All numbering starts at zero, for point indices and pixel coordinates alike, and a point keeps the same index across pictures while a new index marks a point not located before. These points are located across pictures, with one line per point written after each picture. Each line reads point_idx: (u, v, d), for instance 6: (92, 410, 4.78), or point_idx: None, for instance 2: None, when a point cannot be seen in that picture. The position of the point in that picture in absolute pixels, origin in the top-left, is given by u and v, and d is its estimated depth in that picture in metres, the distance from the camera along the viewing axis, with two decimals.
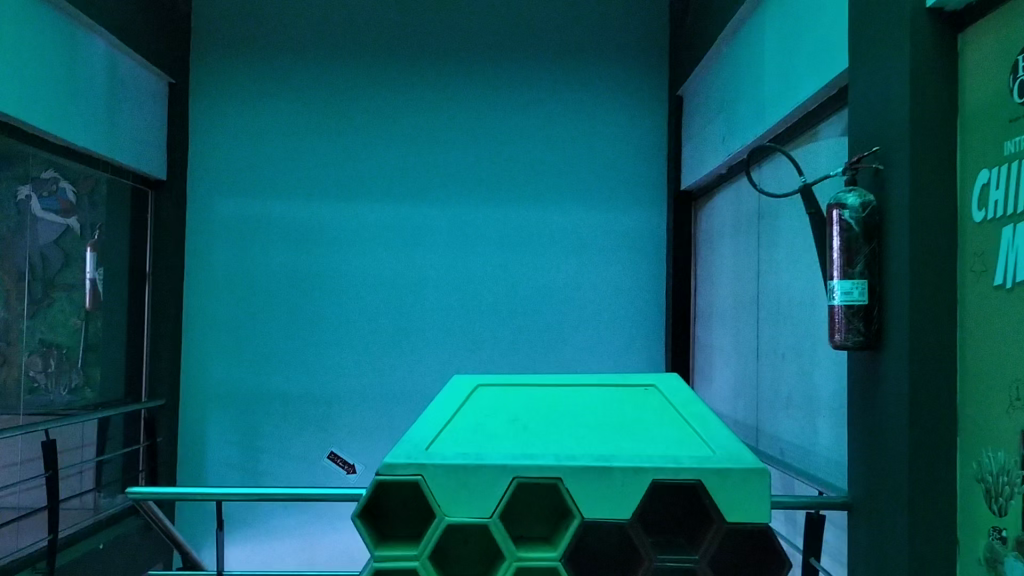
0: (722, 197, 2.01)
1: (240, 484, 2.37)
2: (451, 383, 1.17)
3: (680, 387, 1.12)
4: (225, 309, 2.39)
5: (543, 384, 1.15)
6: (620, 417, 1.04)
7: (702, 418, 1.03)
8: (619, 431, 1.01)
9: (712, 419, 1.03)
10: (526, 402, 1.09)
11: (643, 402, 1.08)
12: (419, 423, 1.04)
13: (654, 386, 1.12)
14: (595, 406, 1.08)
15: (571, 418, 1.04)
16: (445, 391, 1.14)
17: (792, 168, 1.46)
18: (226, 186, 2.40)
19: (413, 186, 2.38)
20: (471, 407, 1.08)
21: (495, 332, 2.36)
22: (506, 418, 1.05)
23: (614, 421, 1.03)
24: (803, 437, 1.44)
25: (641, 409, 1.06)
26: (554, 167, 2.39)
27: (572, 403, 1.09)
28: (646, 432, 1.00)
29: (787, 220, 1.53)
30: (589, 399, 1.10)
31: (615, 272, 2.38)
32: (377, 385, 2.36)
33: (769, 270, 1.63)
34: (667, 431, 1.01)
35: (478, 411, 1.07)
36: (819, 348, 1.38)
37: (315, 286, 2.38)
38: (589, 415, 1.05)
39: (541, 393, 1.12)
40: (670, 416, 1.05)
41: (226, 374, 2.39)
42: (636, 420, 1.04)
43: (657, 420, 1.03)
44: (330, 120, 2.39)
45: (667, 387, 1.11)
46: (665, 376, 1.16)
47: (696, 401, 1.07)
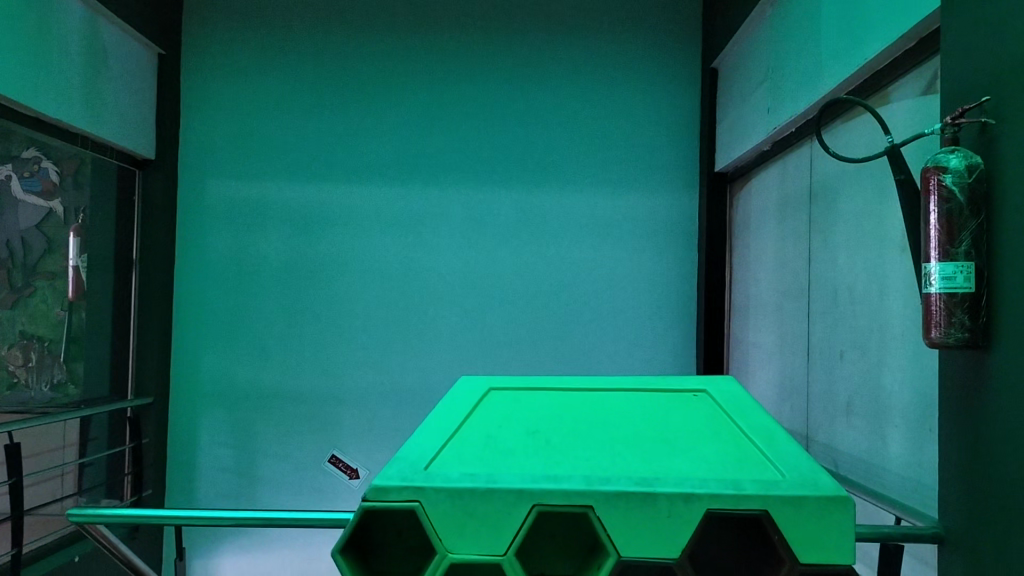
0: (764, 177, 1.81)
1: (234, 490, 2.19)
2: (458, 385, 0.98)
3: (735, 391, 0.93)
4: (220, 300, 2.21)
5: (569, 387, 0.96)
6: (663, 428, 0.85)
7: (764, 432, 0.84)
8: (664, 448, 0.82)
9: (777, 432, 0.84)
10: (549, 409, 0.90)
11: (692, 410, 0.89)
12: (419, 433, 0.85)
13: (703, 391, 0.93)
14: (634, 415, 0.89)
15: (603, 431, 0.85)
16: (450, 395, 0.95)
17: (859, 136, 1.27)
18: (222, 169, 2.22)
19: (423, 167, 2.19)
20: (482, 415, 0.89)
21: (510, 325, 2.17)
22: (524, 428, 0.86)
23: (657, 435, 0.84)
24: (868, 449, 1.24)
25: (691, 419, 0.87)
26: (576, 146, 2.19)
27: (605, 411, 0.90)
28: (698, 449, 0.81)
29: (850, 200, 1.33)
30: (625, 406, 0.91)
31: (643, 262, 2.18)
32: (383, 383, 2.17)
33: (824, 257, 1.43)
34: (723, 447, 0.82)
35: (490, 419, 0.88)
36: (889, 345, 1.18)
37: (317, 275, 2.20)
38: (626, 426, 0.86)
39: (568, 399, 0.93)
40: (726, 428, 0.85)
41: (221, 371, 2.21)
42: (685, 433, 0.84)
43: (710, 433, 0.84)
44: (334, 95, 2.20)
45: (720, 392, 0.92)
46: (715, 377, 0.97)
47: (756, 408, 0.88)
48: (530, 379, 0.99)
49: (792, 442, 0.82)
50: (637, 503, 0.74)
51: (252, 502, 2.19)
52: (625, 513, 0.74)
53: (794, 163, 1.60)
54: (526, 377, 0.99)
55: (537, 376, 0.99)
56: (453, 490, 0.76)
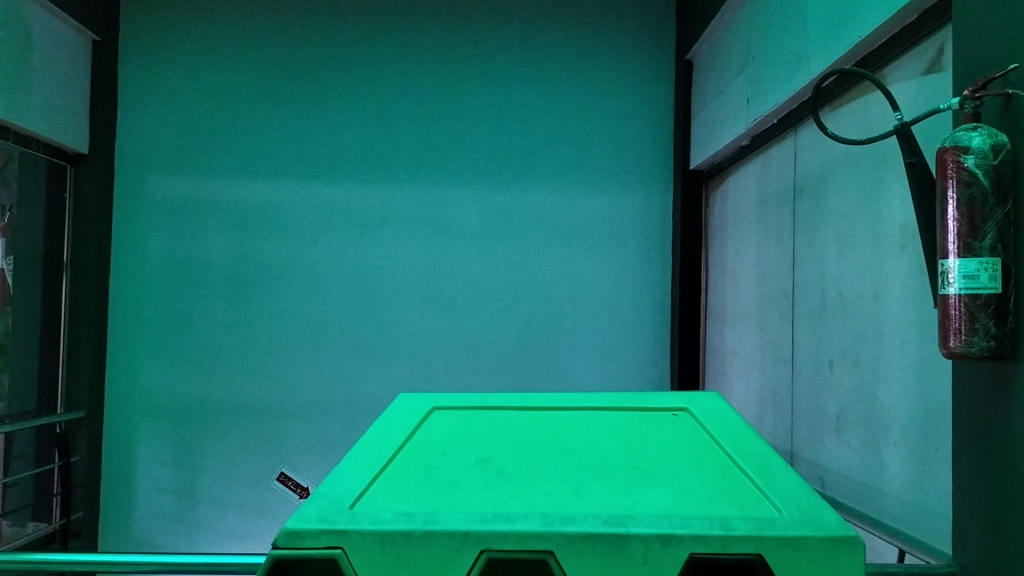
0: (743, 174, 1.69)
1: (174, 511, 2.03)
2: (397, 404, 0.85)
3: (720, 410, 0.80)
4: (160, 306, 2.05)
5: (528, 407, 0.83)
6: (637, 454, 0.73)
7: (756, 458, 0.72)
8: (638, 479, 0.69)
9: (770, 459, 0.71)
10: (503, 432, 0.77)
11: (670, 432, 0.76)
12: (347, 462, 0.72)
13: (684, 410, 0.80)
14: (603, 439, 0.76)
15: (566, 459, 0.72)
16: (387, 418, 0.81)
17: (853, 121, 1.15)
18: (163, 165, 2.07)
19: (380, 163, 2.05)
20: (423, 441, 0.76)
21: (473, 332, 2.03)
22: (473, 456, 0.73)
23: (630, 462, 0.71)
24: (863, 470, 1.12)
25: (670, 443, 0.74)
26: (542, 143, 2.06)
27: (569, 435, 0.76)
28: (679, 480, 0.69)
29: (840, 196, 1.21)
30: (593, 429, 0.78)
31: (613, 264, 2.06)
32: (336, 395, 2.03)
33: (811, 258, 1.31)
34: (707, 477, 0.69)
35: (433, 446, 0.75)
36: (886, 354, 1.06)
37: (265, 280, 2.04)
38: (594, 452, 0.73)
39: (525, 420, 0.80)
40: (712, 453, 0.73)
41: (160, 382, 2.05)
42: (663, 460, 0.72)
43: (693, 460, 0.71)
44: (285, 86, 2.05)
45: (703, 411, 0.80)
46: (697, 394, 0.84)
47: (746, 429, 0.76)
48: (482, 398, 0.86)
49: (790, 470, 0.70)
50: (607, 548, 0.61)
51: (194, 523, 2.03)
52: (592, 560, 0.61)
53: (777, 158, 1.49)
54: (476, 397, 0.86)
55: (491, 396, 0.86)
56: (384, 533, 0.62)
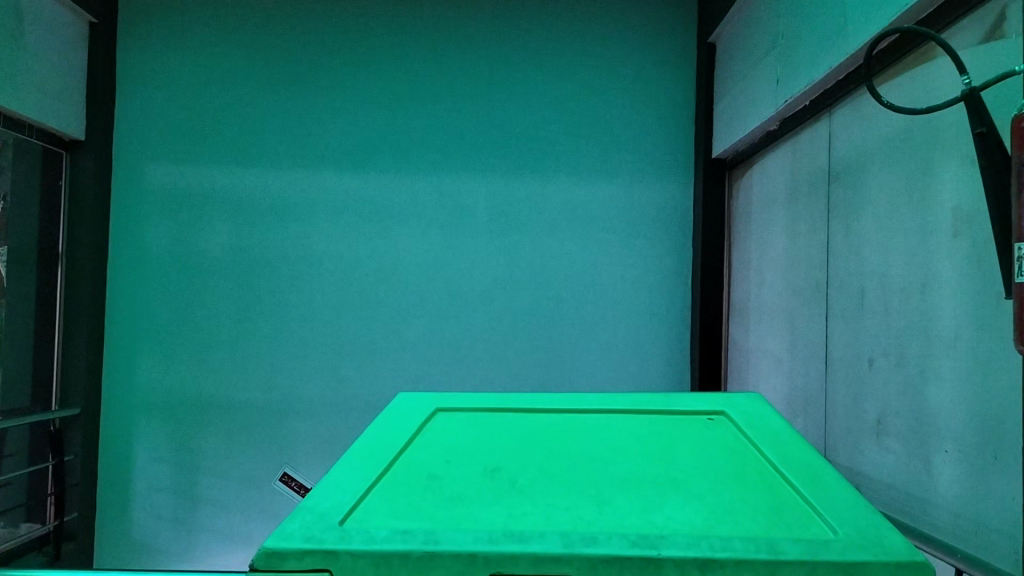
0: (770, 160, 1.60)
1: (173, 513, 1.96)
2: (398, 403, 0.76)
3: (762, 414, 0.71)
4: (159, 300, 1.98)
5: (545, 408, 0.74)
6: (669, 465, 0.64)
7: (804, 469, 0.63)
8: (670, 493, 0.60)
9: (820, 471, 0.63)
10: (516, 437, 0.68)
11: (705, 440, 0.68)
12: (340, 471, 0.63)
13: (721, 414, 0.72)
14: (629, 446, 0.67)
15: (588, 469, 0.63)
16: (384, 419, 0.72)
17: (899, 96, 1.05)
18: (162, 152, 1.99)
19: (388, 151, 1.97)
20: (425, 448, 0.67)
21: (485, 327, 1.94)
22: (481, 464, 0.64)
23: (660, 474, 0.63)
24: (908, 478, 1.03)
25: (706, 451, 0.66)
26: (557, 130, 1.97)
27: (590, 440, 0.68)
28: (717, 495, 0.60)
29: (881, 181, 1.12)
30: (617, 434, 0.69)
31: (631, 257, 1.97)
32: (341, 392, 1.94)
33: (847, 249, 1.22)
34: (749, 492, 0.61)
35: (436, 453, 0.66)
36: (936, 352, 0.97)
37: (268, 272, 1.96)
38: (620, 461, 0.64)
39: (540, 423, 0.71)
40: (754, 464, 0.64)
41: (159, 379, 1.97)
42: (699, 471, 0.63)
43: (732, 472, 0.63)
44: (289, 71, 1.97)
45: (742, 415, 0.71)
46: (734, 395, 0.76)
47: (791, 436, 0.67)
48: (492, 397, 0.77)
49: (843, 484, 0.61)
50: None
51: (193, 525, 1.95)
52: None
53: (809, 143, 1.39)
54: (485, 396, 0.77)
55: (502, 395, 0.77)
56: (377, 555, 0.53)
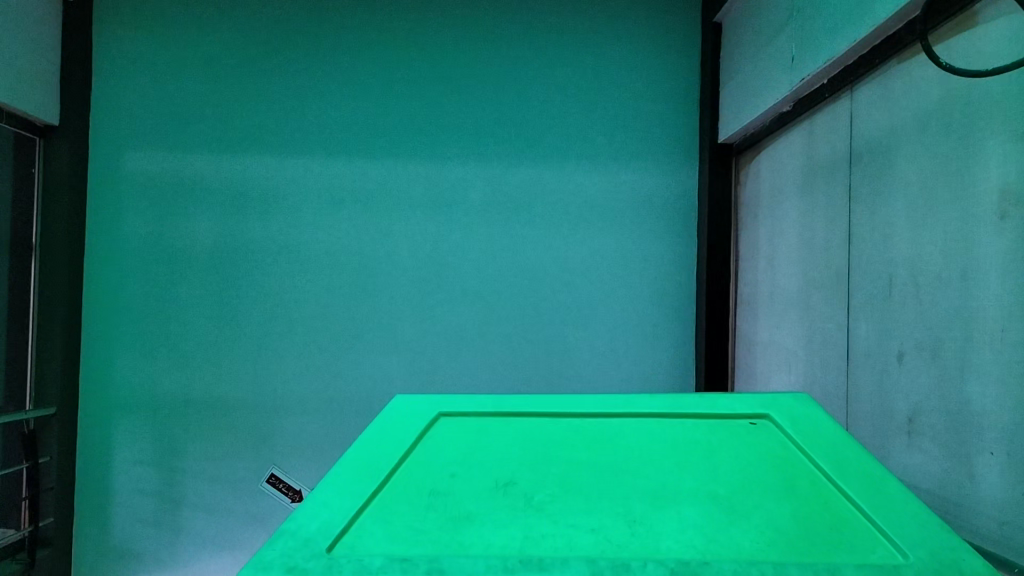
0: (782, 143, 1.52)
1: (155, 517, 1.87)
2: (395, 406, 0.68)
3: (808, 418, 0.64)
4: (139, 293, 1.88)
5: (562, 414, 0.66)
6: (708, 478, 0.56)
7: (864, 483, 0.55)
8: (711, 511, 0.52)
9: (879, 483, 0.55)
10: (531, 446, 0.60)
11: (747, 451, 0.60)
12: (329, 485, 0.55)
13: (763, 420, 0.64)
14: (661, 457, 0.59)
15: (614, 482, 0.55)
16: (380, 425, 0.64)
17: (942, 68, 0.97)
18: (141, 139, 1.89)
19: (379, 137, 1.88)
20: (427, 459, 0.59)
21: (481, 321, 1.86)
22: (491, 477, 0.56)
23: (699, 489, 0.55)
24: (946, 482, 0.95)
25: (747, 463, 0.58)
26: (556, 114, 1.89)
27: (615, 450, 0.60)
28: (764, 513, 0.52)
29: (913, 162, 1.04)
30: (646, 444, 0.61)
31: (633, 248, 1.88)
32: (331, 389, 1.86)
33: (874, 236, 1.14)
34: (801, 509, 0.53)
35: (440, 466, 0.58)
36: (979, 347, 0.89)
37: (254, 264, 1.87)
38: (652, 475, 0.56)
39: (558, 431, 0.63)
40: (803, 476, 0.56)
41: (139, 376, 1.87)
42: (742, 485, 0.55)
43: (780, 486, 0.55)
44: (275, 53, 1.88)
45: (786, 422, 0.63)
46: (775, 396, 0.68)
47: (845, 445, 0.59)
48: (502, 401, 0.69)
49: (907, 498, 0.53)
50: None
51: (176, 530, 1.86)
52: None
53: (827, 125, 1.31)
54: (494, 399, 0.69)
55: (513, 397, 0.69)
56: None
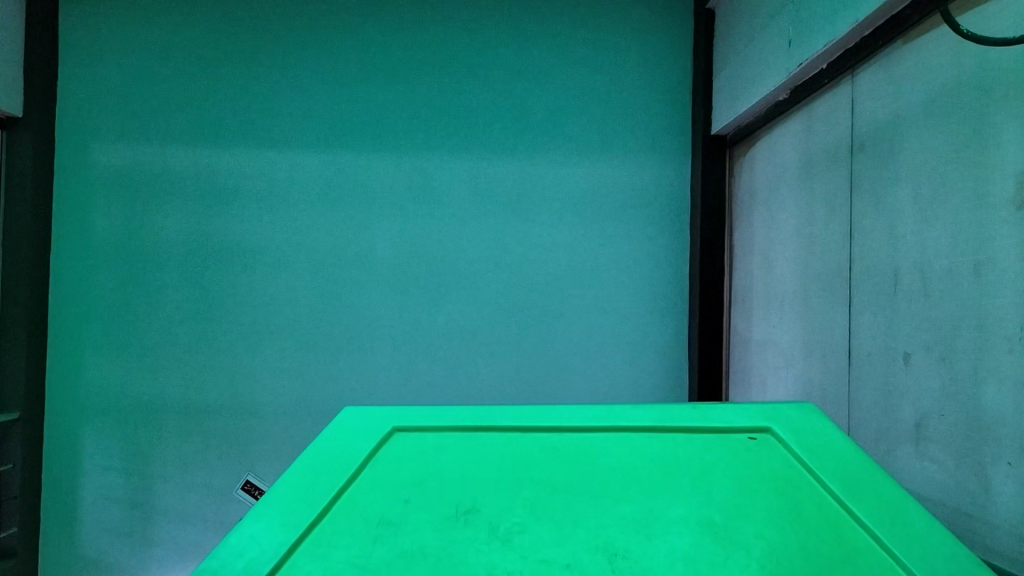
0: (779, 133, 1.45)
1: (125, 526, 1.79)
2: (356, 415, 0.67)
3: (801, 431, 0.63)
4: (108, 292, 1.80)
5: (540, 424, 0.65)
6: (694, 505, 0.56)
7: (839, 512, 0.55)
8: (674, 540, 0.52)
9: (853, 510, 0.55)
10: (503, 466, 0.60)
11: (722, 472, 0.59)
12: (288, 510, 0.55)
13: (752, 438, 0.63)
14: (645, 479, 0.58)
15: (580, 508, 0.55)
16: (325, 443, 0.62)
17: (961, 42, 0.90)
18: (110, 130, 1.81)
19: (359, 128, 1.80)
20: (394, 480, 0.58)
21: (467, 320, 1.78)
22: (458, 503, 0.55)
23: (684, 517, 0.54)
24: (960, 493, 0.88)
25: (722, 487, 0.58)
26: (543, 105, 1.81)
27: (586, 472, 0.59)
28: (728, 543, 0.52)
29: (922, 149, 0.98)
30: (620, 463, 0.61)
31: (624, 244, 1.81)
32: (309, 391, 1.78)
33: (878, 228, 1.07)
34: (790, 540, 0.53)
35: (396, 489, 0.58)
36: (996, 348, 0.82)
37: (228, 262, 1.79)
38: (629, 499, 0.56)
39: (532, 448, 0.63)
40: (774, 501, 0.56)
41: (109, 380, 1.79)
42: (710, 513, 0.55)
43: (749, 514, 0.55)
44: (251, 41, 1.80)
45: (788, 438, 0.62)
46: (776, 407, 0.67)
47: (858, 464, 0.59)
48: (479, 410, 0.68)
49: (930, 530, 0.53)
50: None
51: (147, 539, 1.78)
52: None
53: (827, 112, 1.24)
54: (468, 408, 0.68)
55: (490, 407, 0.68)
56: None
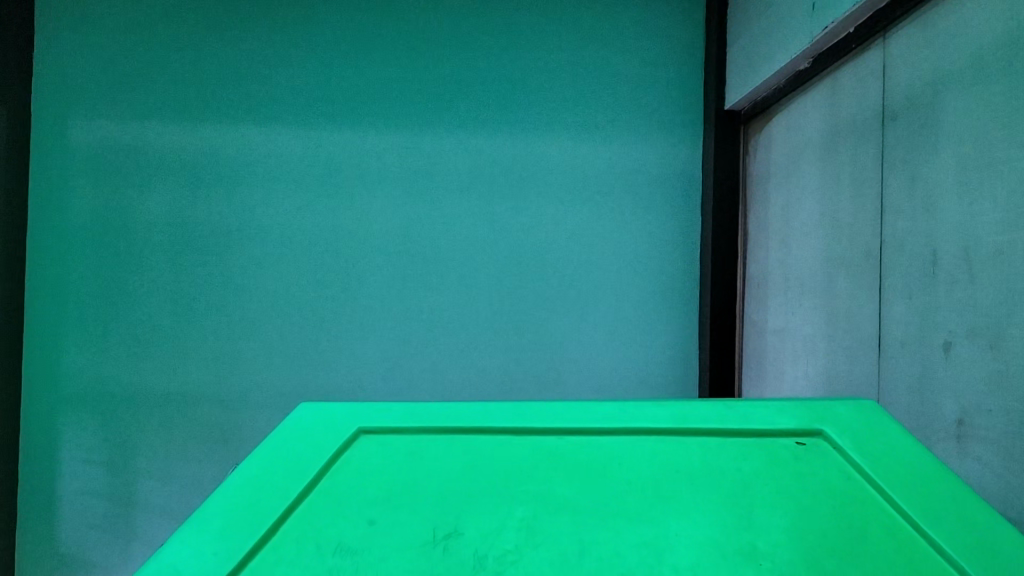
0: (798, 106, 1.35)
1: (106, 522, 1.70)
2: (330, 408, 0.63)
3: (866, 434, 0.60)
4: (87, 275, 1.70)
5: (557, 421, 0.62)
6: (711, 527, 0.53)
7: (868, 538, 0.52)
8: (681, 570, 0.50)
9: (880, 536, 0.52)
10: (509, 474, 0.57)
11: (748, 485, 0.56)
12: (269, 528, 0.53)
13: (809, 442, 0.60)
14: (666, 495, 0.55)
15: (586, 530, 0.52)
16: (301, 432, 0.60)
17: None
18: (88, 107, 1.71)
19: (352, 104, 1.70)
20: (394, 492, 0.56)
21: (466, 306, 1.69)
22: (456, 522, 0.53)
23: (688, 552, 0.51)
24: (1010, 498, 0.79)
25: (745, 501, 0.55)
26: (546, 80, 1.72)
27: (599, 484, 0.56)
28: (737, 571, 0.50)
29: (964, 114, 0.88)
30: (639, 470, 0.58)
31: (631, 226, 1.72)
32: (299, 380, 1.69)
33: (914, 204, 0.97)
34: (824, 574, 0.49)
35: (382, 501, 0.55)
36: None
37: (213, 245, 1.70)
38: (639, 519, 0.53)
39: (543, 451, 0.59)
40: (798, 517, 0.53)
41: (89, 368, 1.70)
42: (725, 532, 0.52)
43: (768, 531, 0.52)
44: (236, 12, 1.70)
45: (843, 444, 0.59)
46: (838, 403, 0.63)
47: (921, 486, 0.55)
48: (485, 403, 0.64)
49: (1005, 569, 0.50)
50: None
51: (130, 536, 1.70)
52: None
53: (853, 81, 1.15)
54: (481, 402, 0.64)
55: (509, 399, 0.65)
56: None
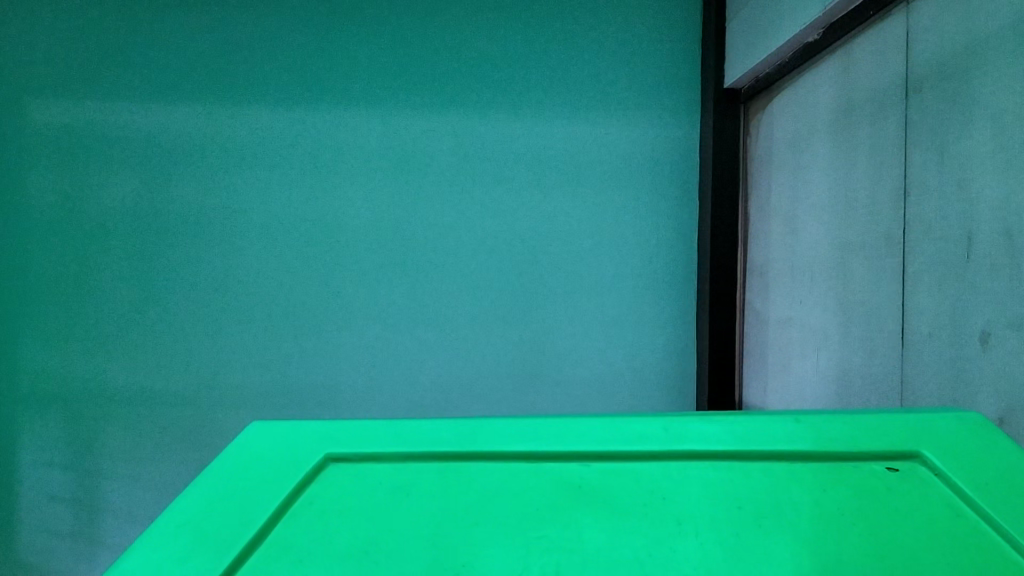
0: (807, 81, 1.27)
1: (71, 528, 1.61)
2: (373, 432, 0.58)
3: (970, 454, 0.54)
4: (46, 267, 1.59)
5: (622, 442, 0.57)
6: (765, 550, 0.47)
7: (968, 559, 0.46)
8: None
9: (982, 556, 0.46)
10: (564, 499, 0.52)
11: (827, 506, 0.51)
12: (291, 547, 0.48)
13: (904, 465, 0.54)
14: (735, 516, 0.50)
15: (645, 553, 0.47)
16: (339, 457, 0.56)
17: None
18: (44, 86, 1.59)
19: (326, 82, 1.59)
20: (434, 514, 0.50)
21: (451, 297, 1.59)
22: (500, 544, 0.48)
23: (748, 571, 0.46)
24: None
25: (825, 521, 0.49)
26: (534, 56, 1.61)
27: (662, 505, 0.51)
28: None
29: (1009, 82, 0.79)
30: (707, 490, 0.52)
31: (625, 211, 1.62)
32: (274, 376, 1.59)
33: (948, 183, 0.88)
34: None
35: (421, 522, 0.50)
36: None
37: (179, 233, 1.59)
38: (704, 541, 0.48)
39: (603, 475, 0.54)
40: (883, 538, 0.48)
41: (48, 365, 1.60)
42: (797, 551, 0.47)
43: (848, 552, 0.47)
44: None
45: (943, 468, 0.53)
46: (939, 420, 0.57)
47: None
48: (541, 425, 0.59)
49: None
50: None
51: (96, 542, 1.61)
52: None
53: (872, 52, 1.06)
54: (512, 422, 0.59)
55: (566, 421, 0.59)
56: None
